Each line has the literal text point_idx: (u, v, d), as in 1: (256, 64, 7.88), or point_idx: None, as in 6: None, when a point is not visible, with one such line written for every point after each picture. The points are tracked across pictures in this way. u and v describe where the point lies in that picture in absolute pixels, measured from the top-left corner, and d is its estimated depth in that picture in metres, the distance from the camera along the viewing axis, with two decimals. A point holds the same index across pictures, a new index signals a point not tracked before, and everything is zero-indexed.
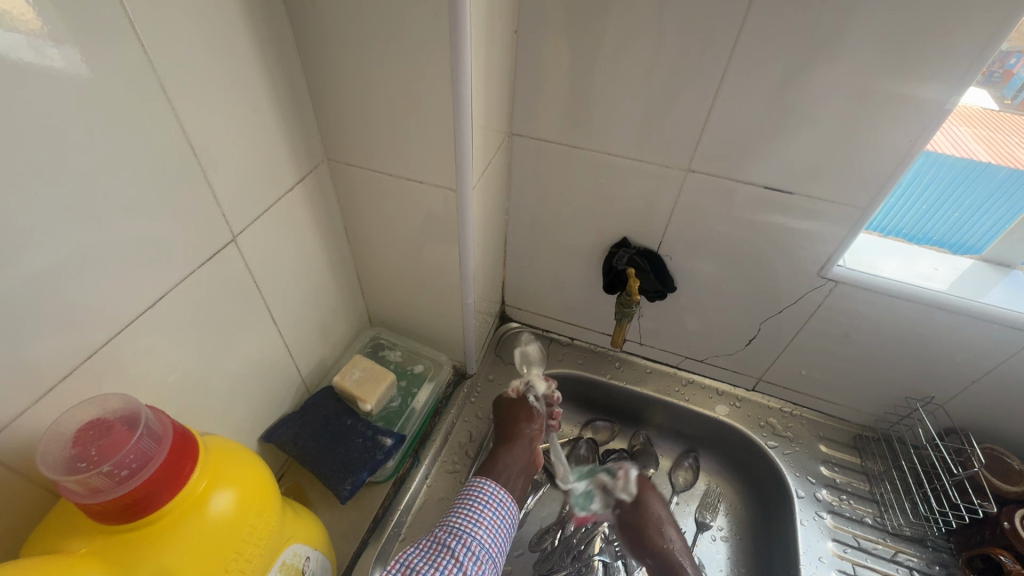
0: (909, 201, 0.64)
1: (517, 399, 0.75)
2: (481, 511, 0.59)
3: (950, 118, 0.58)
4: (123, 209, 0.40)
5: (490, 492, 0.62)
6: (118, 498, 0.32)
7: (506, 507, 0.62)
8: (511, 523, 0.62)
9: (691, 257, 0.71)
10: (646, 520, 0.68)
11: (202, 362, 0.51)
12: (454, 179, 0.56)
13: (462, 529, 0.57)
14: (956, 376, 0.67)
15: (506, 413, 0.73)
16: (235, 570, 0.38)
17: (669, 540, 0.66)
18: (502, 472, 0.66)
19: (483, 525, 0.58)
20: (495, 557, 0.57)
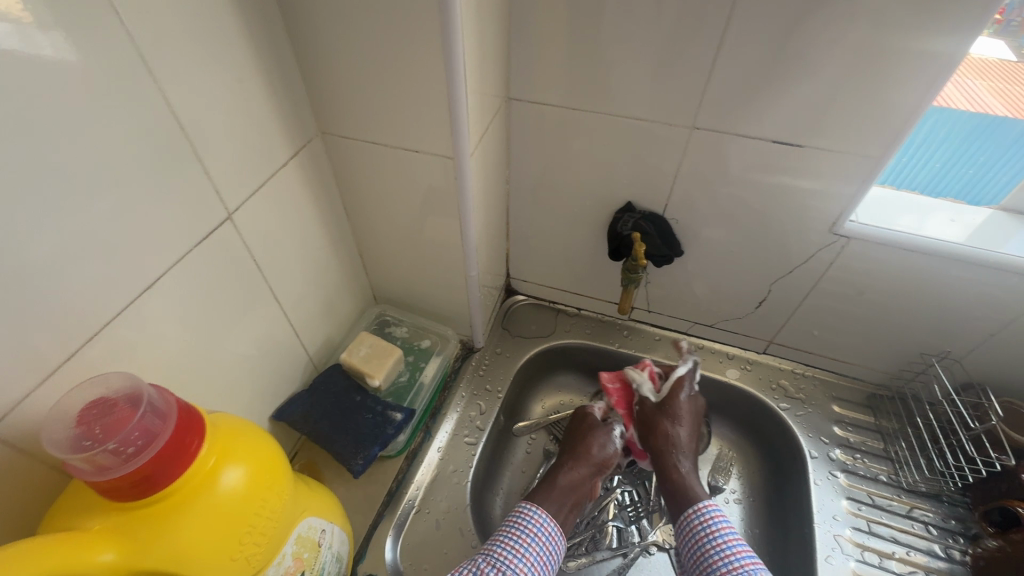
0: (925, 156, 0.62)
1: (598, 423, 0.74)
2: (527, 545, 0.59)
3: (961, 70, 0.56)
4: (108, 189, 0.39)
5: (539, 523, 0.61)
6: (125, 476, 0.32)
7: (553, 541, 0.61)
8: (555, 559, 0.62)
9: (697, 219, 0.69)
10: (666, 418, 0.70)
11: (206, 343, 0.51)
12: (451, 146, 0.54)
13: (505, 564, 0.57)
14: (973, 329, 0.65)
15: (582, 430, 0.73)
16: (249, 544, 0.38)
17: (680, 437, 0.69)
18: (558, 497, 0.65)
19: (529, 560, 0.58)
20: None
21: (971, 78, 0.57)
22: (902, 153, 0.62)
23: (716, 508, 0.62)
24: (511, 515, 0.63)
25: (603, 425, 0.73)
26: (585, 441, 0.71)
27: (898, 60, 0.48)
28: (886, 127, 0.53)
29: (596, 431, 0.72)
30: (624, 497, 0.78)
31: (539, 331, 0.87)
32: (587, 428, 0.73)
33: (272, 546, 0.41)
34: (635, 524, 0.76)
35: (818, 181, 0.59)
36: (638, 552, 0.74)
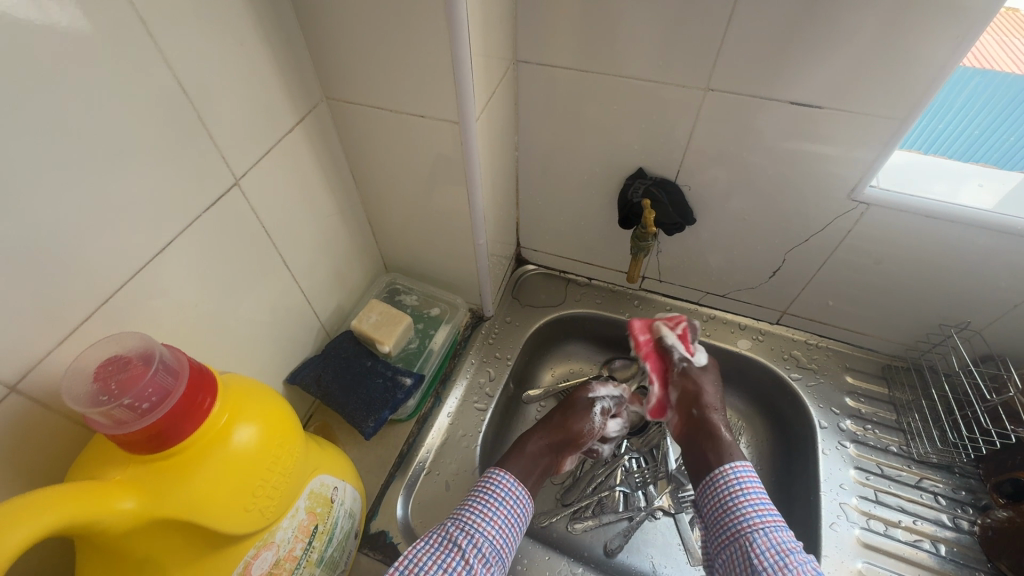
0: (967, 119, 0.59)
1: (585, 401, 0.74)
2: (495, 509, 0.60)
3: (1006, 30, 0.53)
4: (111, 149, 0.38)
5: (507, 488, 0.62)
6: (141, 430, 0.33)
7: (520, 505, 0.63)
8: (523, 521, 0.63)
9: (709, 186, 0.67)
10: (700, 387, 0.71)
11: (218, 308, 0.52)
12: (456, 108, 0.53)
13: (474, 527, 0.58)
14: (994, 300, 0.63)
15: (565, 405, 0.74)
16: (263, 498, 0.40)
17: (716, 399, 0.70)
18: (523, 461, 0.67)
19: (497, 524, 0.59)
20: (502, 557, 0.59)
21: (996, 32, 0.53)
22: (931, 115, 0.59)
23: (749, 467, 0.64)
24: (479, 480, 0.64)
25: (587, 404, 0.74)
26: (564, 415, 0.72)
27: (932, 11, 0.45)
28: (917, 84, 0.50)
29: (577, 409, 0.73)
30: (631, 464, 0.80)
31: (550, 301, 0.88)
32: (570, 404, 0.74)
33: (286, 500, 0.43)
34: (641, 489, 0.78)
35: (838, 143, 0.57)
36: (644, 516, 0.76)
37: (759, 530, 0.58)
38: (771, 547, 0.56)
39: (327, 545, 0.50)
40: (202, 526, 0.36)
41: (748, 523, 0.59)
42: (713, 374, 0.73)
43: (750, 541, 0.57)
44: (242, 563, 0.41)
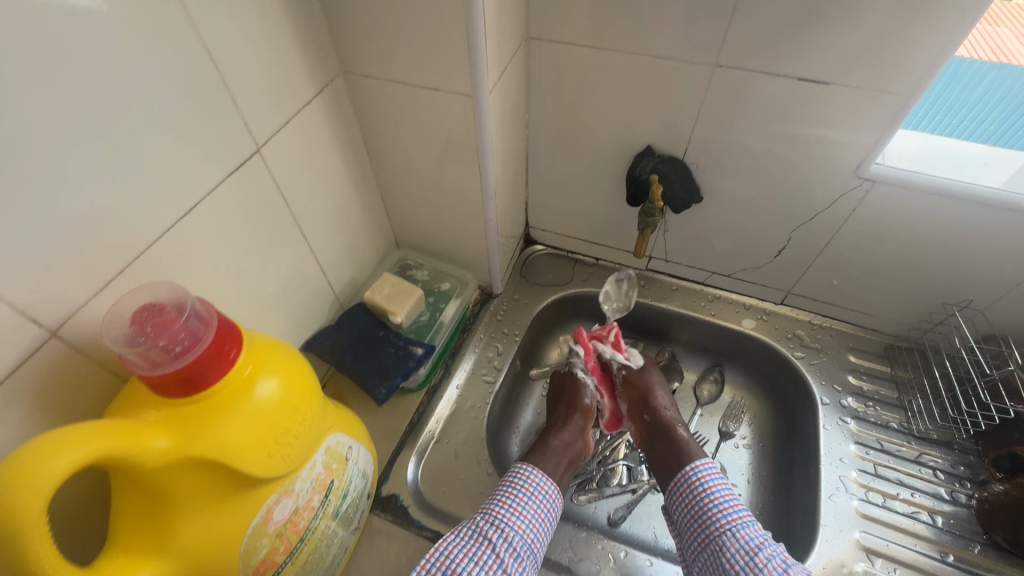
0: (977, 117, 0.60)
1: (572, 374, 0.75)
2: (525, 504, 0.59)
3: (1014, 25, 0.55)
4: (142, 109, 0.39)
5: (536, 482, 0.61)
6: (174, 371, 0.35)
7: (550, 500, 0.61)
8: (553, 516, 0.61)
9: (718, 164, 0.67)
10: (647, 391, 0.74)
11: (237, 273, 0.54)
12: (473, 81, 0.54)
13: (505, 521, 0.56)
14: (998, 278, 0.64)
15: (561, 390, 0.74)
16: (284, 446, 0.42)
17: (665, 402, 0.74)
18: (553, 458, 0.66)
19: (527, 518, 0.58)
20: (534, 552, 0.57)
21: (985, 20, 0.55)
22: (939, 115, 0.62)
23: (712, 467, 0.65)
24: (508, 475, 0.63)
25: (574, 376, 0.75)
26: (567, 401, 0.72)
27: None
28: (932, 59, 0.50)
29: (572, 387, 0.73)
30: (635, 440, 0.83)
31: (558, 280, 0.89)
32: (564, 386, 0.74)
33: (305, 450, 0.45)
34: (644, 464, 0.80)
35: (850, 119, 0.57)
36: (647, 489, 0.78)
37: (728, 531, 0.58)
38: (740, 547, 0.57)
39: (342, 501, 0.52)
40: (229, 467, 0.38)
41: (719, 524, 0.60)
42: (654, 372, 0.77)
43: (720, 543, 0.58)
44: (265, 508, 0.42)
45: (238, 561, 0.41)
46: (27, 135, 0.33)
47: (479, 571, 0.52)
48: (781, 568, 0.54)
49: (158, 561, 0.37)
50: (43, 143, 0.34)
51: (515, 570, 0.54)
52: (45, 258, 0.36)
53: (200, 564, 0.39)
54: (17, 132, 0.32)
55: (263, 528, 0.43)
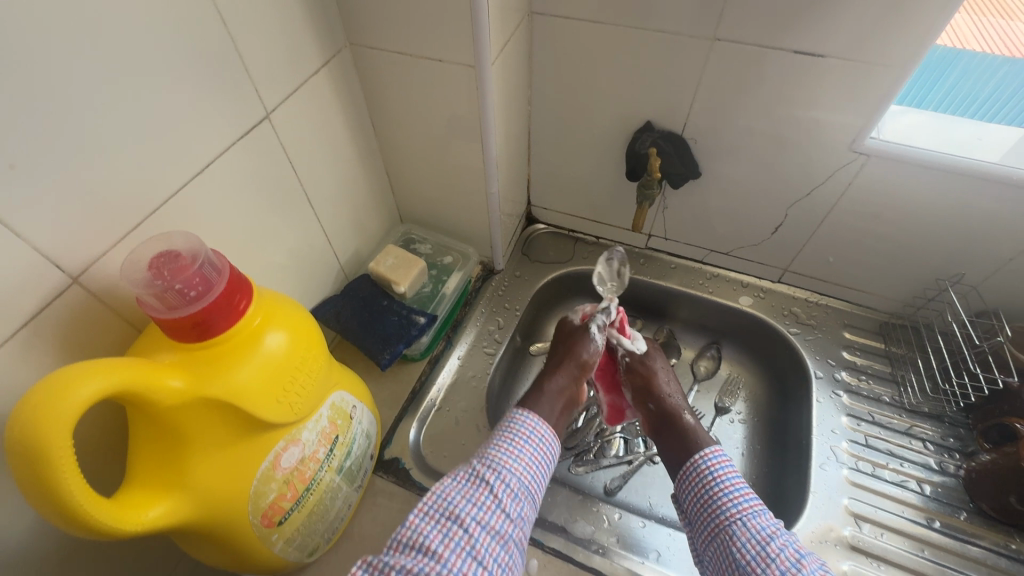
0: (997, 106, 0.61)
1: (576, 326, 0.69)
2: (522, 447, 0.55)
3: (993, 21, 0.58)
4: (158, 69, 0.41)
5: (533, 427, 0.57)
6: (190, 314, 0.37)
7: (549, 443, 0.57)
8: (551, 461, 0.57)
9: (716, 140, 0.69)
10: (649, 377, 0.68)
11: (247, 237, 0.55)
12: (477, 51, 0.55)
13: (502, 463, 0.53)
14: (991, 253, 0.65)
15: (564, 337, 0.69)
16: (291, 395, 0.44)
17: (668, 385, 0.67)
18: (546, 402, 0.61)
19: (525, 460, 0.54)
20: (533, 494, 0.53)
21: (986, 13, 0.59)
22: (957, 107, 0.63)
23: (722, 453, 0.58)
24: (503, 421, 0.58)
25: (581, 328, 0.69)
26: (568, 345, 0.67)
27: None
28: (926, 31, 0.51)
29: (577, 334, 0.68)
30: None
31: (558, 258, 0.91)
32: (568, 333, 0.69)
33: (312, 402, 0.47)
34: (641, 436, 0.82)
35: (846, 92, 0.58)
36: (643, 461, 0.79)
37: (738, 521, 0.52)
38: (752, 536, 0.50)
39: (346, 457, 0.54)
40: (241, 410, 0.40)
41: (728, 514, 0.53)
42: (657, 356, 0.70)
43: (731, 534, 0.52)
44: (272, 454, 0.44)
45: (247, 503, 0.44)
46: (53, 90, 0.34)
47: (476, 512, 0.48)
48: (795, 559, 0.47)
49: (173, 496, 0.40)
50: (68, 97, 0.35)
51: (514, 512, 0.50)
52: (68, 207, 0.37)
53: (212, 502, 0.41)
54: (43, 86, 0.34)
55: (271, 473, 0.45)
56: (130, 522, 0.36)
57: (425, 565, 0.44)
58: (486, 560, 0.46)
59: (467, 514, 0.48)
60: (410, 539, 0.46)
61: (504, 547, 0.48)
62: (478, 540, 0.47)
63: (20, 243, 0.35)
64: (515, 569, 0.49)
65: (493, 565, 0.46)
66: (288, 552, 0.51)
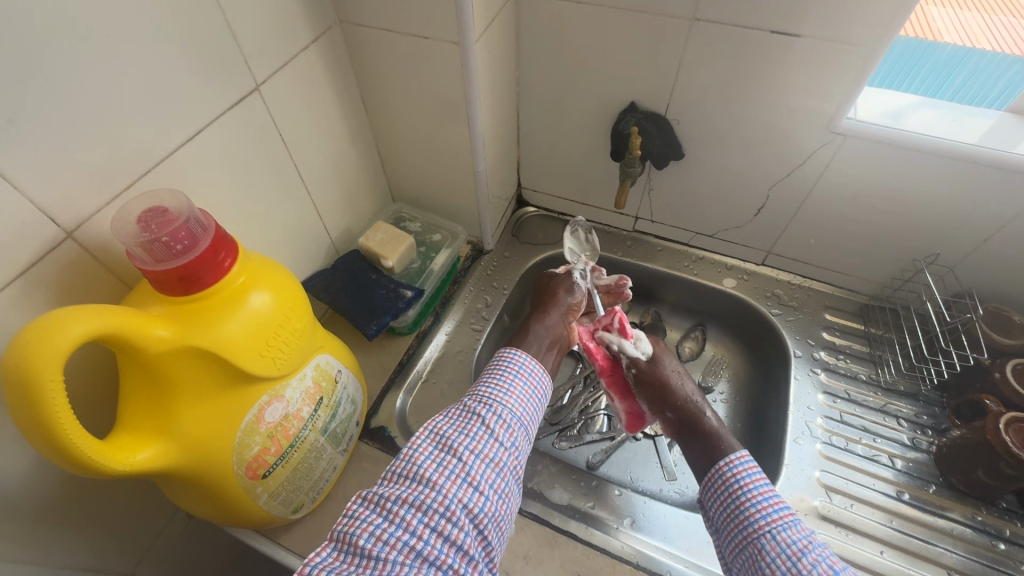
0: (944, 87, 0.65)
1: (561, 276, 0.75)
2: (512, 383, 0.57)
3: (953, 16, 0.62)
4: (148, 36, 0.43)
5: (521, 364, 0.59)
6: (176, 266, 0.40)
7: (536, 380, 0.59)
8: (543, 394, 0.60)
9: (699, 121, 0.70)
10: (661, 382, 0.65)
11: (239, 207, 0.57)
12: (461, 27, 0.57)
13: (493, 398, 0.55)
14: (967, 234, 0.66)
15: (547, 285, 0.74)
16: (274, 351, 0.46)
17: (688, 390, 0.65)
18: (533, 340, 0.65)
19: (515, 394, 0.56)
20: (525, 426, 0.56)
21: (999, 13, 0.63)
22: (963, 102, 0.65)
23: (750, 460, 0.55)
24: (495, 361, 0.61)
25: (565, 277, 0.75)
26: (551, 289, 0.73)
27: None
28: (897, 9, 0.52)
29: (559, 282, 0.74)
30: None
31: (547, 239, 0.92)
32: (552, 282, 0.74)
33: (295, 361, 0.49)
34: None
35: (822, 72, 0.59)
36: (625, 437, 0.81)
37: (767, 534, 0.49)
38: (781, 552, 0.48)
39: (331, 418, 0.57)
40: (224, 361, 0.42)
41: (756, 526, 0.50)
42: (665, 357, 0.68)
43: (759, 548, 0.49)
44: (256, 407, 0.47)
45: (231, 453, 0.46)
46: (45, 50, 0.36)
47: (470, 442, 0.51)
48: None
49: (160, 442, 0.42)
50: (60, 59, 0.37)
51: (507, 441, 0.53)
52: (61, 165, 0.39)
53: (198, 450, 0.44)
54: (36, 46, 0.36)
55: (255, 426, 0.47)
56: (120, 462, 0.39)
57: (421, 493, 0.46)
58: (481, 485, 0.49)
59: (461, 444, 0.50)
60: (404, 470, 0.48)
61: (499, 473, 0.51)
62: (473, 467, 0.49)
63: (16, 196, 0.37)
64: (513, 493, 0.52)
65: (488, 490, 0.49)
66: (273, 506, 0.53)
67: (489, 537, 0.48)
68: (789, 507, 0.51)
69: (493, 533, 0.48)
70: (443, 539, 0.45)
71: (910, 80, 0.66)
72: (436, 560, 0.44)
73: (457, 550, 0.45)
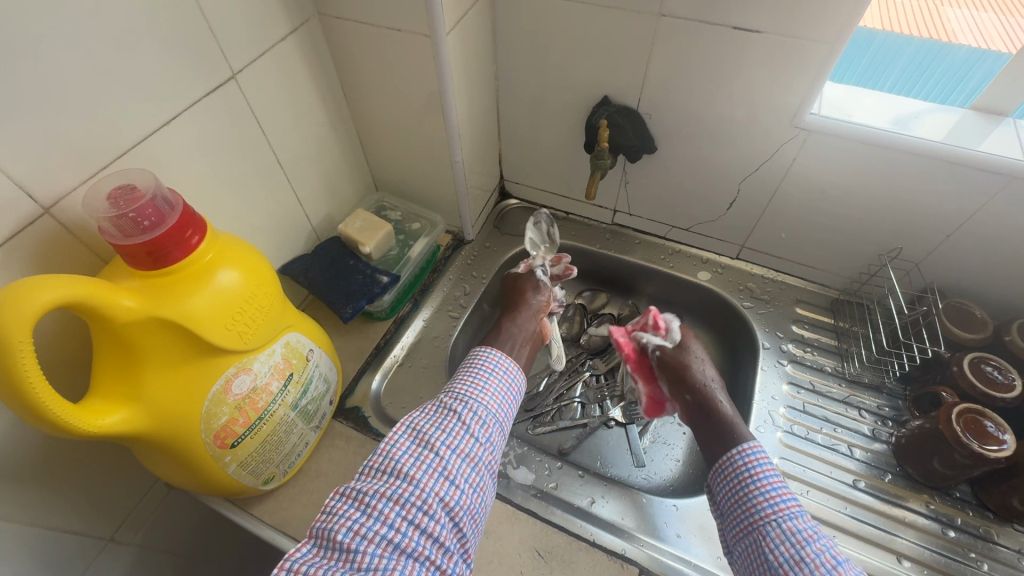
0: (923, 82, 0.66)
1: (526, 274, 0.77)
2: (488, 380, 0.58)
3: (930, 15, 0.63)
4: (125, 26, 0.45)
5: (496, 362, 0.60)
6: (143, 240, 0.42)
7: (513, 377, 0.60)
8: (519, 391, 0.61)
9: (669, 114, 0.72)
10: (685, 364, 0.65)
11: (218, 192, 0.60)
12: (431, 21, 0.59)
13: (469, 395, 0.56)
14: (931, 229, 0.68)
15: (515, 285, 0.76)
16: (241, 326, 0.49)
17: (708, 376, 0.64)
18: (507, 341, 0.66)
19: (491, 392, 0.57)
20: (501, 422, 0.57)
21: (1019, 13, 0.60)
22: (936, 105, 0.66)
23: (762, 450, 0.56)
24: (468, 358, 0.61)
25: (529, 275, 0.77)
26: (517, 288, 0.74)
27: None
28: (849, 7, 0.53)
29: (526, 281, 0.75)
30: (592, 379, 0.87)
31: None
32: (520, 282, 0.76)
33: (262, 336, 0.51)
34: (598, 402, 0.85)
35: (783, 68, 0.61)
36: (598, 425, 0.82)
37: (773, 522, 0.51)
38: (786, 540, 0.49)
39: (302, 394, 0.59)
40: (190, 333, 0.45)
41: (763, 514, 0.52)
42: (690, 341, 0.68)
43: (764, 534, 0.51)
44: (223, 378, 0.49)
45: (199, 422, 0.49)
46: (23, 36, 0.39)
47: (446, 437, 0.52)
48: (831, 565, 0.47)
49: (130, 407, 0.45)
50: (38, 45, 0.40)
51: (483, 437, 0.53)
52: (39, 145, 0.42)
53: (166, 416, 0.46)
54: (14, 32, 0.38)
55: (223, 396, 0.50)
56: (91, 424, 0.41)
57: (398, 487, 0.48)
58: (457, 479, 0.50)
59: (437, 440, 0.51)
60: (382, 465, 0.49)
61: (475, 468, 0.52)
62: (449, 462, 0.50)
63: None
64: (487, 488, 0.53)
65: (464, 483, 0.50)
66: (243, 476, 0.56)
67: (464, 529, 0.49)
68: (797, 498, 0.52)
69: (468, 525, 0.49)
70: (420, 531, 0.46)
71: (887, 78, 0.67)
72: (413, 551, 0.45)
73: (433, 541, 0.46)
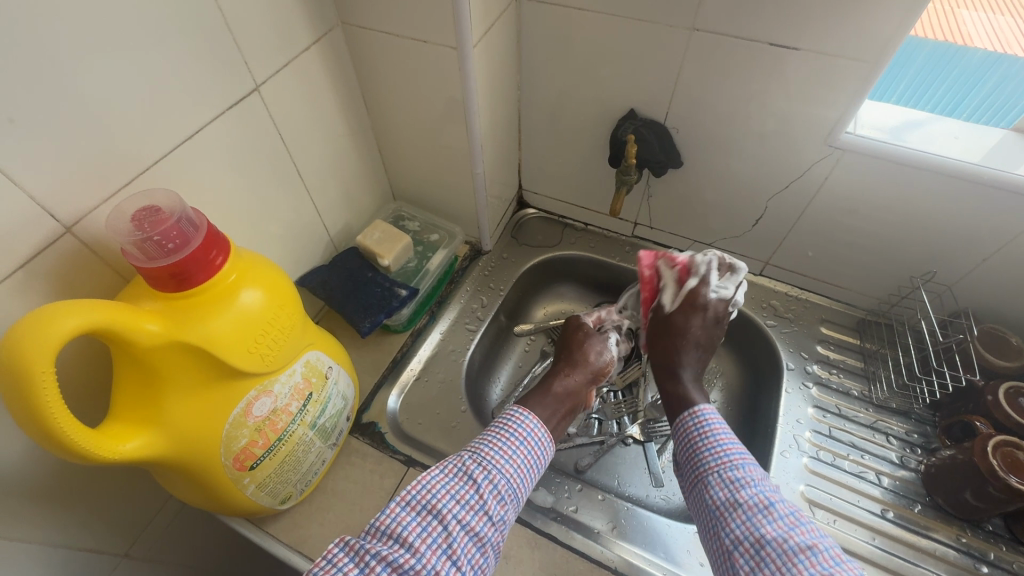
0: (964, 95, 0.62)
1: (592, 334, 0.74)
2: (516, 449, 0.55)
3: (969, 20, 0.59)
4: (149, 39, 0.44)
5: (529, 429, 0.57)
6: (167, 263, 0.41)
7: (541, 448, 0.57)
8: (543, 464, 0.58)
9: (697, 129, 0.70)
10: (670, 326, 0.66)
11: (237, 205, 0.59)
12: (458, 32, 0.58)
13: (492, 463, 0.53)
14: (966, 252, 0.66)
15: (579, 340, 0.73)
16: (262, 349, 0.47)
17: (685, 344, 0.65)
18: (551, 405, 0.63)
19: (515, 463, 0.54)
20: (519, 496, 0.54)
21: None
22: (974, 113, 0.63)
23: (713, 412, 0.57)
24: (499, 417, 0.59)
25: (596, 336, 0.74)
26: (581, 349, 0.71)
27: None
28: (892, 26, 0.51)
29: (591, 340, 0.72)
30: (610, 395, 0.85)
31: (546, 242, 0.93)
32: (583, 339, 0.73)
33: (283, 357, 0.50)
34: (615, 419, 0.83)
35: (820, 86, 0.59)
36: (616, 442, 0.81)
37: (716, 471, 0.53)
38: (725, 488, 0.51)
39: (321, 413, 0.58)
40: (212, 356, 0.44)
41: (706, 466, 0.53)
42: (695, 309, 0.66)
43: (706, 483, 0.53)
44: (244, 401, 0.48)
45: (219, 444, 0.48)
46: (45, 52, 0.38)
47: (458, 510, 0.49)
48: (763, 505, 0.48)
49: (150, 431, 0.44)
50: (61, 60, 0.39)
51: (497, 514, 0.51)
52: (60, 162, 0.41)
53: (186, 440, 0.45)
54: (38, 49, 0.37)
55: (243, 419, 0.49)
56: (111, 451, 0.41)
57: (400, 556, 0.46)
58: (460, 560, 0.48)
59: (449, 511, 0.49)
60: (388, 527, 0.47)
61: (480, 548, 0.50)
62: (456, 539, 0.48)
63: (18, 192, 0.39)
64: (487, 568, 0.51)
65: (466, 565, 0.48)
66: (261, 496, 0.55)
67: None
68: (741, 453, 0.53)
69: None
70: None
71: (924, 88, 0.63)
72: None
73: None
